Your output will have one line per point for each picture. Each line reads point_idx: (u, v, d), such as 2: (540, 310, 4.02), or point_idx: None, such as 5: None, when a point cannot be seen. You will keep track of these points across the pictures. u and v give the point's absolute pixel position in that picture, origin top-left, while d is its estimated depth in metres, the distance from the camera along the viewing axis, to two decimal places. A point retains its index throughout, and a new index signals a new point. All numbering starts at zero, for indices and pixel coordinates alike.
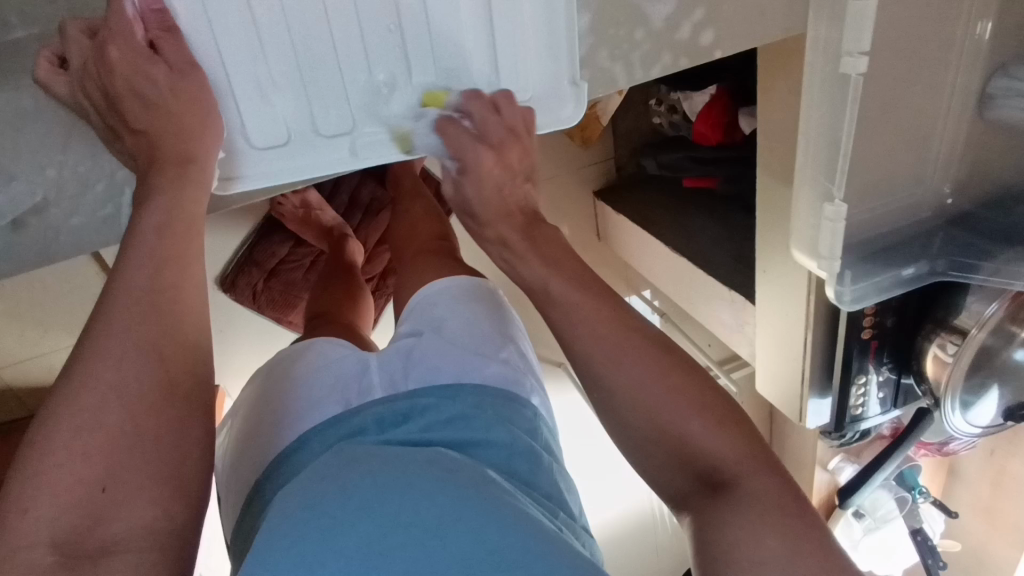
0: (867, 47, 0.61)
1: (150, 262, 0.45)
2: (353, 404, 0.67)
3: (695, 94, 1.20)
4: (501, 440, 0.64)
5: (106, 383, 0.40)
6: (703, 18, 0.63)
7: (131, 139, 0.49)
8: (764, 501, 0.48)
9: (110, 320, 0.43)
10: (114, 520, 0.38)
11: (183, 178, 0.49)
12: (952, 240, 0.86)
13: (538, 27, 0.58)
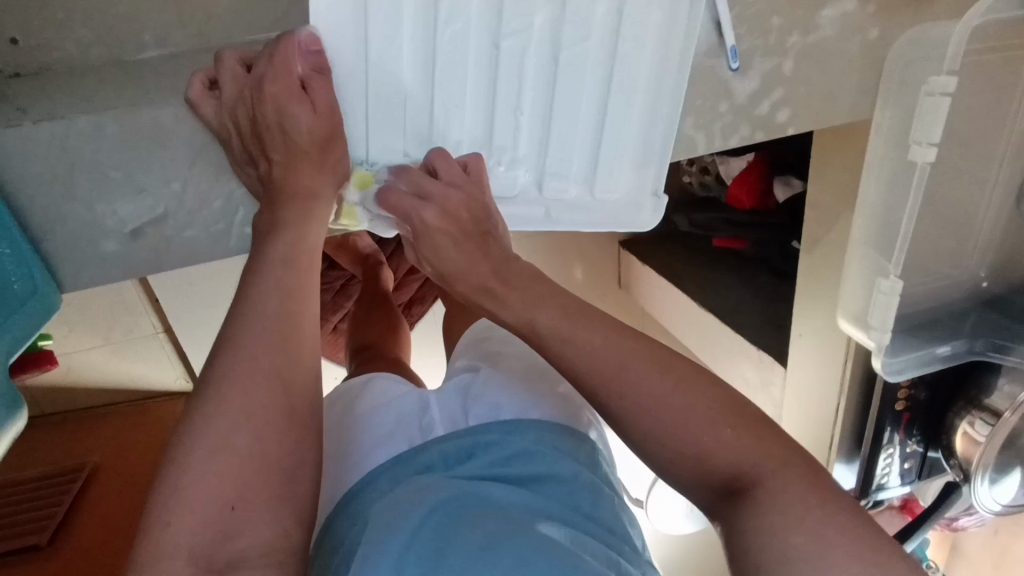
0: (937, 139, 0.66)
1: (279, 290, 0.48)
2: (417, 442, 0.63)
3: (732, 159, 1.27)
4: (564, 475, 0.58)
5: (239, 402, 0.42)
6: (781, 97, 0.68)
7: (266, 167, 0.53)
8: None
9: (241, 341, 0.45)
10: (242, 537, 0.40)
11: (308, 213, 0.53)
12: (985, 322, 0.89)
13: (641, 127, 0.64)
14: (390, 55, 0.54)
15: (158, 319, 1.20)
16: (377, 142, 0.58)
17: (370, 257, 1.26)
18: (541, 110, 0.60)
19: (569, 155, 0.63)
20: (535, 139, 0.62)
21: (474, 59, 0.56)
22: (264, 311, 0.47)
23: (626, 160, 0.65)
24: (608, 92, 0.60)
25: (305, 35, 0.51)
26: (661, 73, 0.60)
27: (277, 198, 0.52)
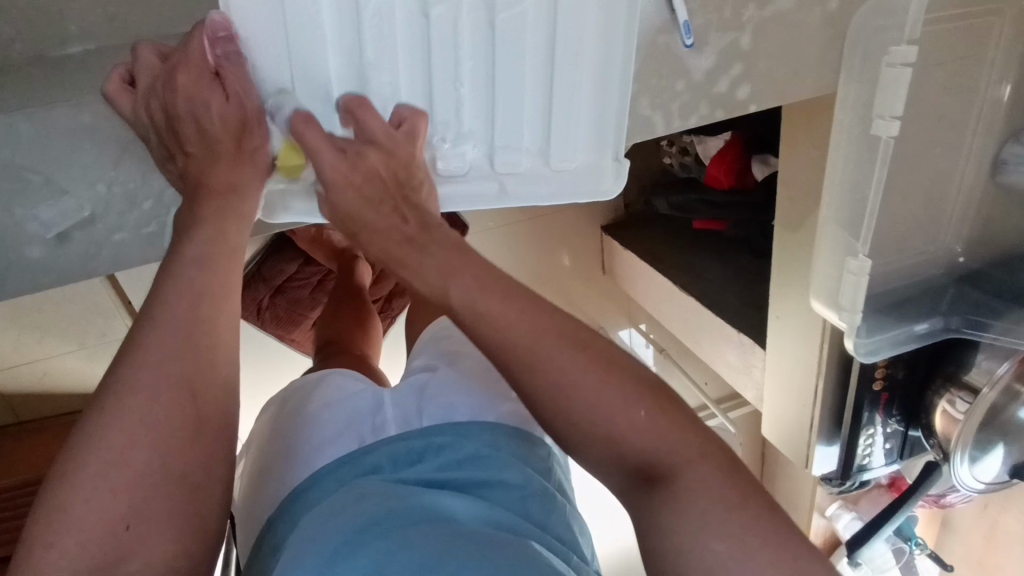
0: (899, 112, 0.65)
1: (193, 296, 0.46)
2: (367, 441, 0.61)
3: (710, 138, 1.23)
4: (514, 480, 0.58)
5: (138, 418, 0.41)
6: (740, 74, 0.65)
7: (184, 162, 0.51)
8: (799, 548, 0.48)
9: (155, 349, 0.43)
10: (134, 558, 0.38)
11: (225, 208, 0.51)
12: (962, 297, 0.87)
13: (592, 94, 0.61)
14: (313, 35, 0.51)
15: (130, 320, 1.18)
16: (309, 124, 0.55)
17: (343, 252, 1.23)
18: (482, 82, 0.57)
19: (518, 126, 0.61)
20: (479, 112, 0.59)
21: (405, 32, 0.53)
22: (175, 319, 0.45)
23: (579, 131, 0.63)
24: (552, 63, 0.57)
25: (215, 21, 0.48)
26: (607, 36, 0.57)
27: (200, 198, 0.50)
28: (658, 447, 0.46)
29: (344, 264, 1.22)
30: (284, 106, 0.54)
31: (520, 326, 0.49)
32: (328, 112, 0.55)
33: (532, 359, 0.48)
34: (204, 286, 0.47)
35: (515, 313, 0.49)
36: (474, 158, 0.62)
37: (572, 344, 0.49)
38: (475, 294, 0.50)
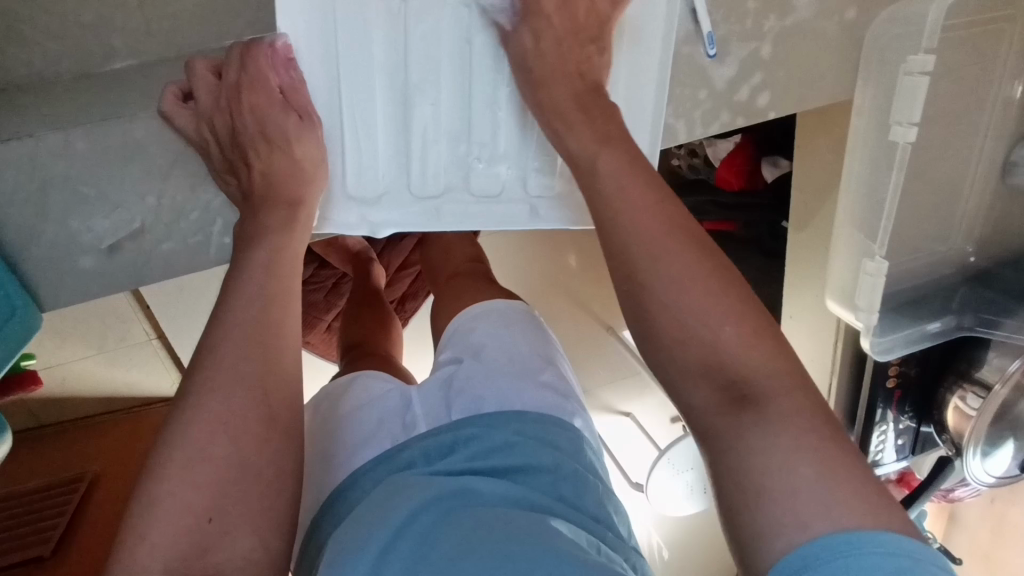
0: (916, 119, 0.67)
1: (257, 300, 0.48)
2: (400, 439, 0.64)
3: (720, 142, 1.28)
4: (545, 464, 0.59)
5: (216, 415, 0.42)
6: (760, 82, 0.67)
7: (246, 175, 0.52)
8: None
9: (214, 353, 0.45)
10: (219, 549, 0.40)
11: (293, 219, 0.52)
12: (974, 295, 0.89)
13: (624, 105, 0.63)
14: (361, 56, 0.53)
15: (149, 324, 1.19)
16: (353, 142, 0.56)
17: (360, 254, 1.25)
18: (519, 103, 0.58)
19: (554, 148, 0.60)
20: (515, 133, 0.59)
21: (448, 53, 0.54)
22: (243, 321, 0.46)
23: None
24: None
25: (280, 43, 0.51)
26: None
27: (263, 206, 0.51)
28: (761, 371, 0.45)
29: (360, 268, 1.24)
30: (330, 124, 0.55)
31: (649, 216, 0.48)
32: (372, 131, 0.56)
33: (654, 259, 0.47)
34: (271, 291, 0.48)
35: (651, 208, 0.49)
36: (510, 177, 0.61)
37: (693, 244, 0.48)
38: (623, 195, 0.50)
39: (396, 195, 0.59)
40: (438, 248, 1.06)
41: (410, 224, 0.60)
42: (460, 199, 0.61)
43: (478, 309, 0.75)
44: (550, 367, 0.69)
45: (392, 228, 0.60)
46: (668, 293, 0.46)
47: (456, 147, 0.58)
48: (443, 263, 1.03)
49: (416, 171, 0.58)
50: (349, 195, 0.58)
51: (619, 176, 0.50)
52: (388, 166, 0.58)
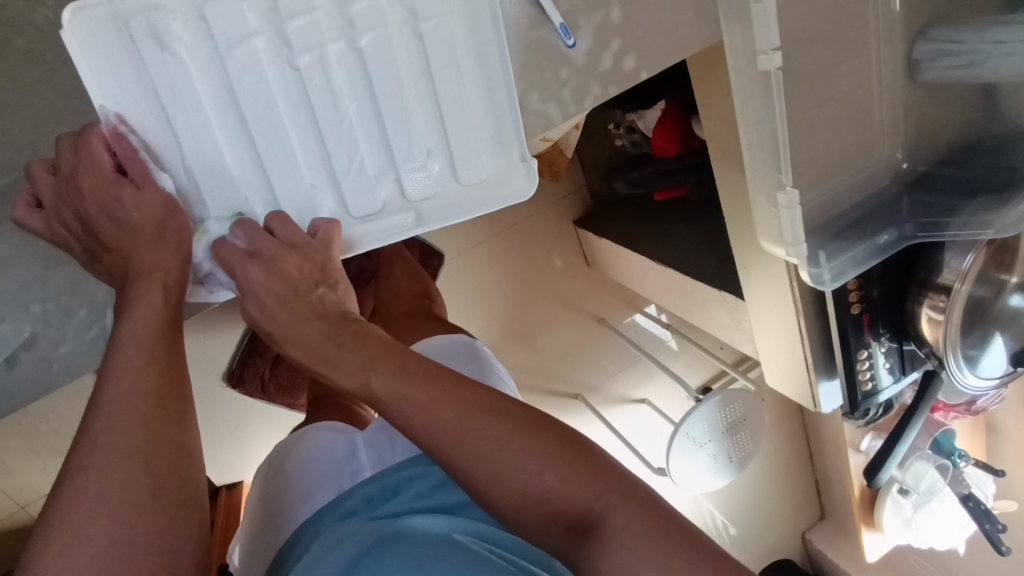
0: (776, 43, 0.64)
1: (134, 370, 0.49)
2: (345, 487, 0.64)
3: (647, 111, 1.25)
4: (487, 503, 0.59)
5: (97, 491, 0.44)
6: (620, 47, 0.67)
7: (108, 258, 0.54)
8: (628, 533, 0.50)
9: (97, 435, 0.46)
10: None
11: (155, 280, 0.54)
12: (917, 202, 0.87)
13: (482, 103, 0.63)
14: (198, 119, 0.56)
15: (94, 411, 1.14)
16: (218, 205, 0.60)
17: None
18: (370, 119, 0.61)
19: (417, 154, 0.64)
20: (376, 150, 0.63)
21: (281, 89, 0.57)
22: (122, 400, 0.48)
23: (480, 140, 0.65)
24: (433, 87, 0.61)
25: (107, 129, 0.53)
26: (479, 41, 0.60)
27: (130, 283, 0.53)
28: (598, 508, 0.51)
29: None
30: (187, 188, 0.58)
31: (437, 396, 0.53)
32: (232, 186, 0.60)
33: (473, 459, 0.52)
34: (150, 365, 0.50)
35: (434, 393, 0.53)
36: (386, 196, 0.66)
37: (490, 412, 0.53)
38: (401, 383, 0.54)
39: None
40: (386, 288, 1.10)
41: None
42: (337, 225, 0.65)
43: (419, 349, 0.78)
44: None
45: None
46: (484, 470, 0.52)
47: (319, 167, 0.62)
48: (392, 303, 1.07)
49: (289, 214, 0.63)
50: (231, 253, 0.63)
51: (429, 430, 0.53)
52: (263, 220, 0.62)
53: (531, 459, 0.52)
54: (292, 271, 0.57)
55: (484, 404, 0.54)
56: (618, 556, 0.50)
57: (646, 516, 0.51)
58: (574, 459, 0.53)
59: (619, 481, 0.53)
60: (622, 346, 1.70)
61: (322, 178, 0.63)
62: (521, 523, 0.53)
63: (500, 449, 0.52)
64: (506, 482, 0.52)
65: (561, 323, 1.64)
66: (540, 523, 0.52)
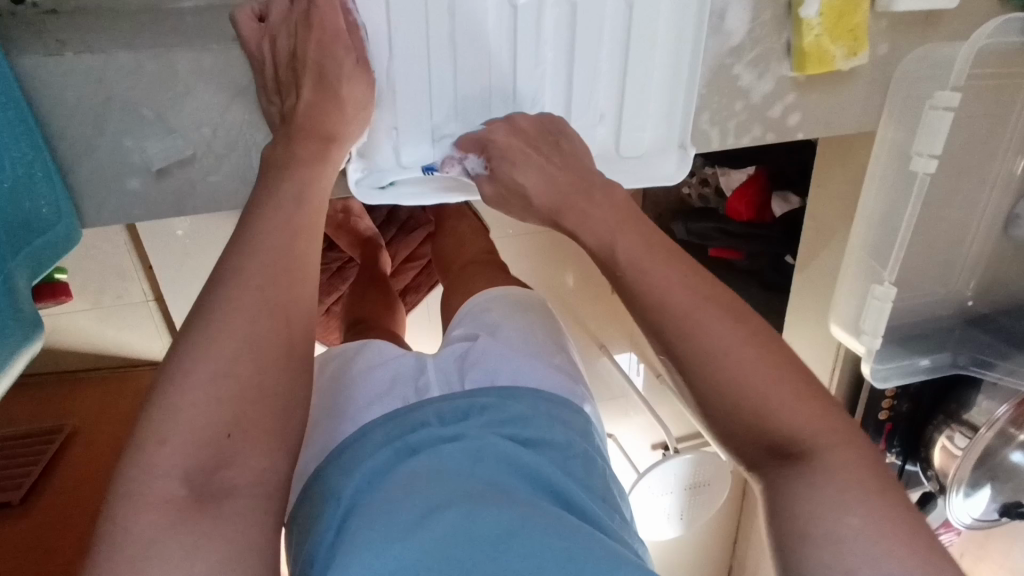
0: (938, 152, 0.69)
1: (287, 229, 0.50)
2: (411, 400, 0.66)
3: (733, 171, 1.26)
4: (559, 443, 0.63)
5: (240, 329, 0.45)
6: (793, 101, 0.71)
7: (292, 104, 0.55)
8: (845, 472, 0.47)
9: (247, 269, 0.48)
10: (233, 465, 0.43)
11: (327, 153, 0.55)
12: (970, 339, 0.93)
13: (664, 86, 0.66)
14: (415, 27, 0.58)
15: (137, 257, 1.23)
16: (406, 114, 0.62)
17: (368, 238, 1.28)
18: (562, 69, 0.63)
19: (592, 117, 0.66)
20: (557, 101, 0.65)
21: (494, 22, 0.59)
22: (272, 250, 0.49)
23: (650, 119, 0.67)
24: (627, 59, 0.63)
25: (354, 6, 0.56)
26: (680, 28, 0.62)
27: (303, 137, 0.54)
28: (809, 429, 0.48)
29: (368, 252, 1.27)
30: (384, 88, 0.60)
31: (683, 290, 0.52)
32: (426, 99, 0.61)
33: (687, 332, 0.51)
34: (297, 224, 0.51)
35: (675, 275, 0.53)
36: None
37: (730, 316, 0.51)
38: (645, 254, 0.54)
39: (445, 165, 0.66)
40: (451, 239, 1.12)
41: (462, 193, 0.68)
42: None
43: (492, 294, 0.82)
44: (561, 353, 0.74)
45: (436, 197, 0.67)
46: (714, 356, 0.50)
47: (505, 103, 0.64)
48: (456, 253, 1.08)
49: None
50: (402, 166, 0.65)
51: (670, 293, 0.52)
52: (439, 145, 0.64)
53: (762, 360, 0.50)
54: (535, 135, 0.61)
55: (724, 306, 0.52)
56: (828, 479, 0.46)
57: (858, 453, 0.48)
58: (801, 393, 0.49)
59: (826, 413, 0.49)
60: (610, 376, 1.74)
61: (504, 115, 0.64)
62: (713, 407, 0.51)
63: (717, 320, 0.51)
64: (728, 376, 0.49)
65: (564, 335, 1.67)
66: (731, 418, 0.50)
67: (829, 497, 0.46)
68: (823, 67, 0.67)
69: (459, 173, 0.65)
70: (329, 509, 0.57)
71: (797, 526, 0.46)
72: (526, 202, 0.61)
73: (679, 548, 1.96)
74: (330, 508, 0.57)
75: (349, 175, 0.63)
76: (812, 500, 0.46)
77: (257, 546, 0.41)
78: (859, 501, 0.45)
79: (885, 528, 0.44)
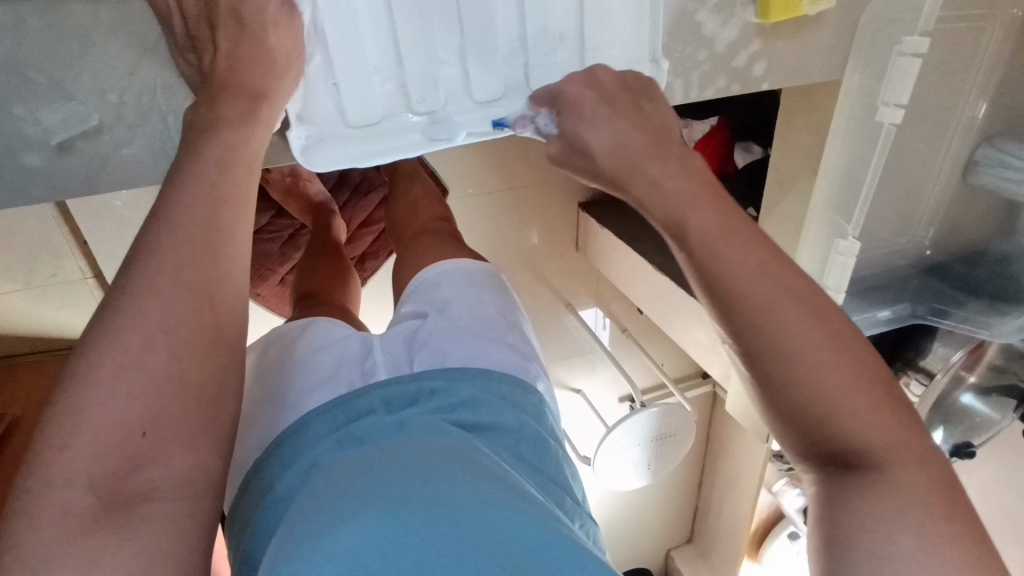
0: (904, 101, 0.70)
1: (205, 201, 0.45)
2: (357, 385, 0.67)
3: (696, 123, 1.23)
4: (509, 426, 0.65)
5: (153, 319, 0.41)
6: (759, 50, 0.67)
7: (209, 60, 0.49)
8: (912, 491, 0.47)
9: (163, 246, 0.43)
10: (152, 466, 0.39)
11: (254, 115, 0.49)
12: (926, 286, 0.94)
13: (624, 3, 0.61)
14: None
15: (70, 233, 1.14)
16: (339, 61, 0.54)
17: (319, 204, 1.22)
18: None
19: (551, 45, 0.60)
20: (511, 29, 0.59)
21: None
22: (189, 225, 0.44)
23: (612, 39, 0.62)
24: None
25: None
26: None
27: (222, 95, 0.48)
28: (880, 442, 0.48)
29: (318, 218, 1.21)
30: (311, 33, 0.53)
31: (761, 280, 0.50)
32: (360, 43, 0.54)
33: (767, 321, 0.50)
34: (217, 194, 0.46)
35: (758, 259, 0.51)
36: (510, 81, 0.61)
37: (815, 318, 0.50)
38: (713, 236, 0.52)
39: (394, 117, 0.59)
40: (404, 205, 1.07)
41: (416, 148, 0.61)
42: (457, 110, 0.61)
43: (444, 267, 0.81)
44: (516, 331, 0.75)
45: (385, 156, 0.60)
46: (791, 350, 0.49)
47: (451, 39, 0.57)
48: (408, 219, 1.03)
49: (415, 89, 0.58)
50: (346, 123, 0.58)
51: (763, 283, 0.50)
52: (384, 93, 0.58)
53: (858, 364, 0.50)
54: (630, 108, 0.57)
55: (807, 306, 0.50)
56: (889, 494, 0.47)
57: (923, 469, 0.48)
58: (877, 402, 0.49)
59: (899, 426, 0.49)
60: (576, 334, 1.73)
61: (452, 53, 0.58)
62: (783, 399, 0.50)
63: (768, 294, 0.50)
64: (817, 376, 0.49)
65: (529, 294, 1.65)
66: (800, 409, 0.50)
67: (887, 511, 0.46)
68: (789, 13, 0.64)
69: (533, 132, 0.63)
70: (271, 503, 0.59)
71: (845, 533, 0.48)
72: (590, 161, 0.58)
73: (647, 494, 2.02)
74: (272, 499, 0.59)
75: (292, 142, 0.56)
76: (861, 515, 0.47)
77: (176, 556, 0.39)
78: (922, 521, 0.45)
79: (942, 551, 0.44)
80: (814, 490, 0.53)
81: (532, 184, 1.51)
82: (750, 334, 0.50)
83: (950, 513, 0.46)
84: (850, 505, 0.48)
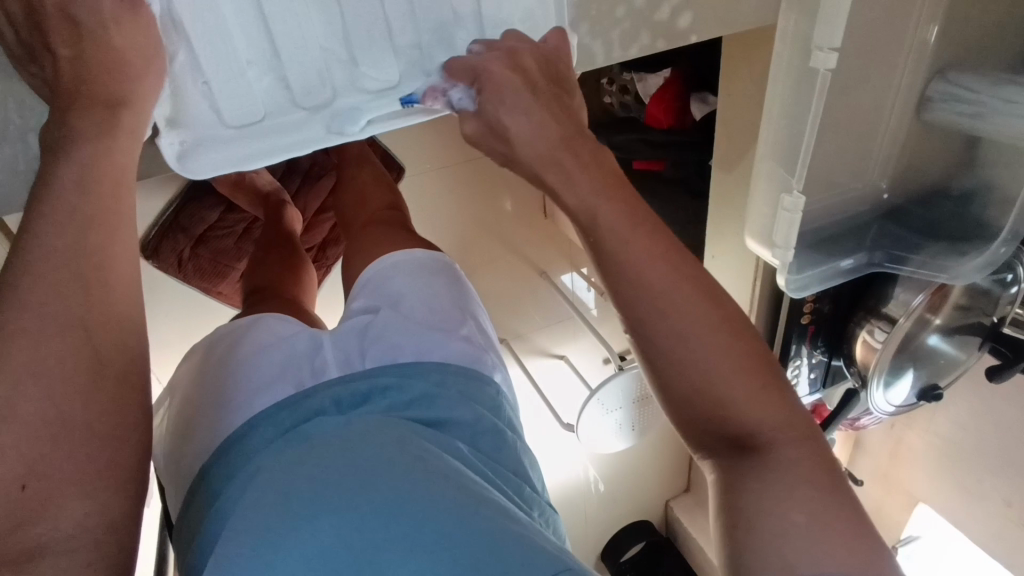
0: (836, 45, 0.64)
1: (73, 223, 0.41)
2: (306, 385, 0.61)
3: (649, 76, 1.17)
4: (465, 420, 0.61)
5: (23, 365, 0.37)
6: (681, 1, 0.64)
7: (54, 66, 0.45)
8: (792, 471, 0.51)
9: (23, 279, 0.39)
10: (40, 519, 0.36)
11: (114, 122, 0.45)
12: (886, 232, 0.91)
13: None
14: None
15: None
16: (207, 61, 0.51)
17: (270, 196, 1.15)
18: None
19: (446, 22, 0.56)
20: (399, 8, 0.54)
21: None
22: (57, 251, 0.40)
23: (513, 11, 0.58)
24: None
25: None
26: None
27: (73, 104, 0.45)
28: (768, 425, 0.52)
29: (270, 211, 1.15)
30: (170, 32, 0.49)
31: (659, 273, 0.53)
32: (228, 39, 0.51)
33: (662, 311, 0.52)
34: (86, 217, 0.42)
35: (655, 250, 0.53)
36: (405, 66, 0.58)
37: (705, 298, 0.53)
38: (622, 226, 0.53)
39: (279, 113, 0.56)
40: (351, 190, 1.02)
41: (309, 144, 0.58)
42: (350, 102, 0.58)
43: (395, 257, 0.74)
44: (469, 320, 0.70)
45: (271, 156, 0.57)
46: (680, 344, 0.52)
47: (330, 25, 0.53)
48: (356, 207, 0.99)
49: (295, 83, 0.55)
50: (224, 124, 0.55)
51: (650, 269, 0.53)
52: (265, 87, 0.54)
53: (728, 346, 0.52)
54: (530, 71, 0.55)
55: (698, 291, 0.53)
56: (776, 478, 0.51)
57: (802, 442, 0.53)
58: (763, 385, 0.53)
59: (787, 410, 0.53)
60: (554, 301, 1.71)
61: (335, 40, 0.54)
62: (672, 386, 0.53)
63: (668, 281, 0.53)
64: (701, 364, 0.52)
65: (501, 266, 1.62)
66: (685, 394, 0.53)
67: (774, 497, 0.51)
68: None
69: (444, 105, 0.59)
70: (212, 515, 0.53)
71: (747, 514, 0.51)
72: (506, 145, 0.55)
73: (641, 452, 2.04)
74: (214, 510, 0.53)
75: (164, 150, 0.54)
76: (758, 504, 0.51)
77: None
78: (812, 505, 0.50)
79: (826, 527, 0.49)
80: (715, 467, 0.56)
81: (491, 152, 1.45)
82: (649, 318, 0.53)
83: (823, 485, 0.51)
84: (752, 489, 0.52)
